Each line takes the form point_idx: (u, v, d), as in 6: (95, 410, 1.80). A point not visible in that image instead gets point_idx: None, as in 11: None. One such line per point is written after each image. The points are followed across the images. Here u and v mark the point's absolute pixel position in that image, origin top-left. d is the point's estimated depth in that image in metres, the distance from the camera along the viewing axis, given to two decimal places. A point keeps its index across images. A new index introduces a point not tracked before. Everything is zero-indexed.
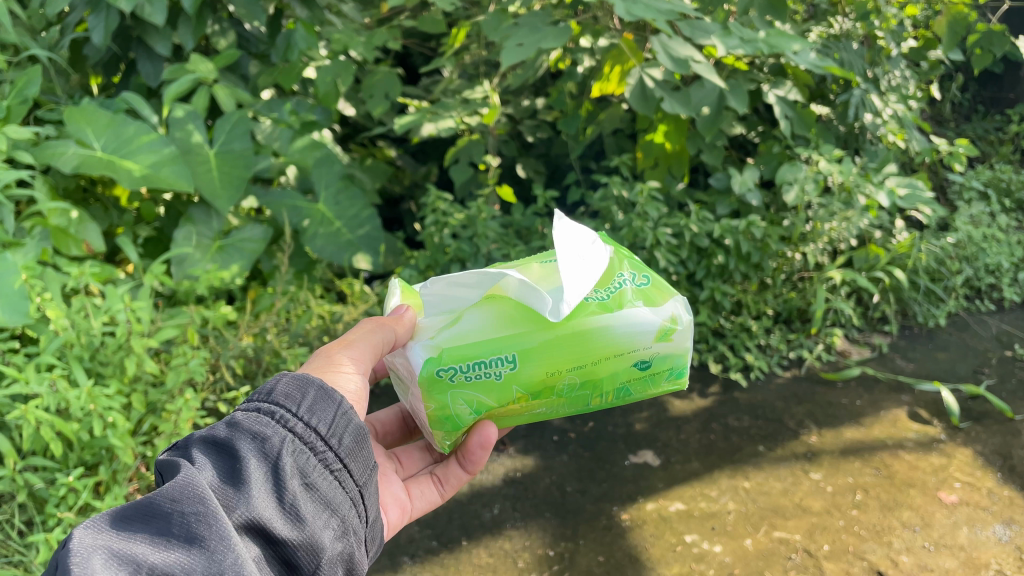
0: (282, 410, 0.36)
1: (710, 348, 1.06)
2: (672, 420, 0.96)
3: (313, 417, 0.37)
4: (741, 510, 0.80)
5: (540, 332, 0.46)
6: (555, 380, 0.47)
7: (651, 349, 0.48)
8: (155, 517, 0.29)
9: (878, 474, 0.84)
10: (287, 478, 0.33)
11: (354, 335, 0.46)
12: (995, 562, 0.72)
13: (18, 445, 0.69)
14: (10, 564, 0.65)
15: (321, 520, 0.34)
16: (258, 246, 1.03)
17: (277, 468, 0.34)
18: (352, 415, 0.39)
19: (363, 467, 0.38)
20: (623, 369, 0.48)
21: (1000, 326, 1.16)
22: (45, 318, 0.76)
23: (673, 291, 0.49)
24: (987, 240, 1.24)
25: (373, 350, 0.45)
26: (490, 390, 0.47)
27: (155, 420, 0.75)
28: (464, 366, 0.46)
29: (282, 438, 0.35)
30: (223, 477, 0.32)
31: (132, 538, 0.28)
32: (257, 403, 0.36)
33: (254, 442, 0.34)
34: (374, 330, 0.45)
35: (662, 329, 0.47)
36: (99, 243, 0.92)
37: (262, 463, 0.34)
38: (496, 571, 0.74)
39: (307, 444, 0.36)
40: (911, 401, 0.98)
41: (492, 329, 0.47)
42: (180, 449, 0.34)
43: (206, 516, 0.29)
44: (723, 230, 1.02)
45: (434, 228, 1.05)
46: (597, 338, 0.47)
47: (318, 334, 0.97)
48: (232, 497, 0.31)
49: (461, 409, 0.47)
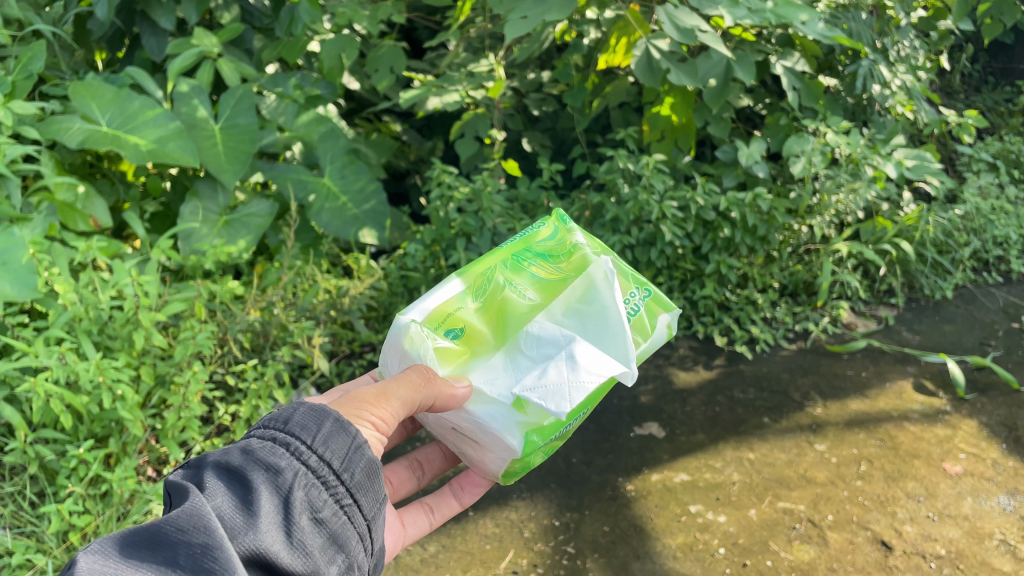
0: (296, 441, 0.34)
1: (715, 321, 1.06)
2: (677, 392, 0.96)
3: (327, 449, 0.34)
4: (746, 480, 0.80)
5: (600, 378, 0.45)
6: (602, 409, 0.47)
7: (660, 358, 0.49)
8: (162, 546, 0.27)
9: (882, 446, 0.84)
10: (297, 514, 0.32)
11: (392, 387, 0.42)
12: (999, 531, 0.72)
13: (29, 417, 0.70)
14: (23, 534, 0.66)
15: (329, 562, 0.32)
16: (265, 221, 1.03)
17: (287, 504, 0.32)
18: (367, 448, 0.36)
19: (376, 502, 0.36)
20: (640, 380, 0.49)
21: (1007, 298, 1.16)
22: (54, 292, 0.77)
23: (666, 301, 0.50)
24: (995, 212, 1.24)
25: (404, 414, 0.42)
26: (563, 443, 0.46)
27: (164, 393, 0.76)
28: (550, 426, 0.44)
29: (294, 471, 0.33)
30: (231, 508, 0.30)
31: (138, 567, 0.26)
32: (273, 430, 0.34)
33: (266, 473, 0.32)
34: (416, 395, 0.42)
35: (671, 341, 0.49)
36: (106, 218, 0.93)
37: (271, 497, 0.32)
38: (503, 541, 0.74)
39: (319, 478, 0.34)
40: (917, 372, 0.98)
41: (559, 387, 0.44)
42: (192, 469, 0.33)
43: (214, 548, 0.28)
44: (729, 202, 1.02)
45: (439, 202, 1.05)
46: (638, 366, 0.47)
47: (325, 308, 0.97)
48: (241, 527, 0.30)
49: (537, 460, 0.46)
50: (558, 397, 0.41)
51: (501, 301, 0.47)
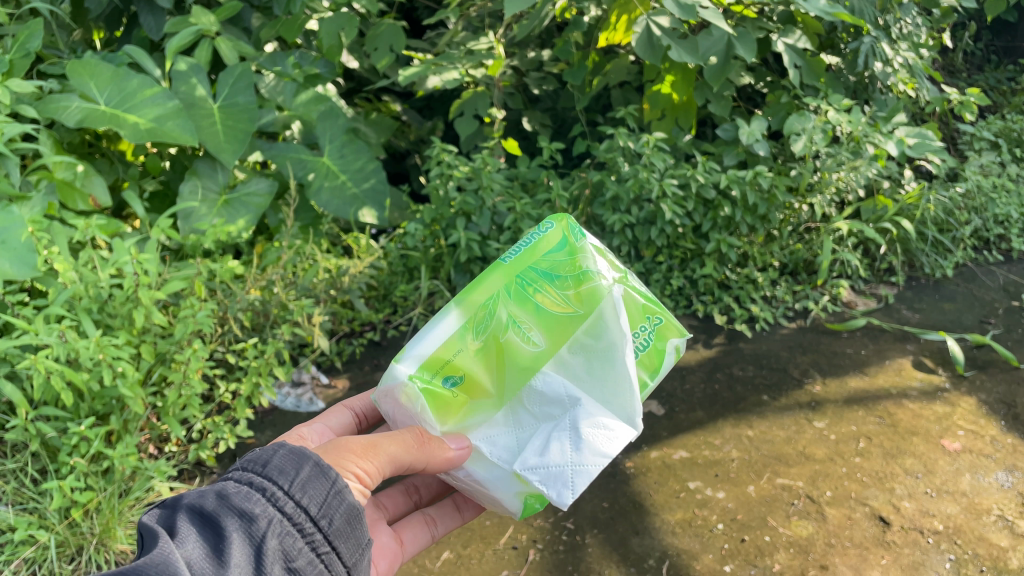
0: (272, 487, 0.34)
1: (715, 300, 1.06)
2: (676, 370, 0.97)
3: (305, 495, 0.35)
4: (745, 457, 0.81)
5: None
6: None
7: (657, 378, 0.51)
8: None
9: (881, 423, 0.85)
10: (269, 562, 0.32)
11: (381, 442, 0.42)
12: (996, 507, 0.73)
13: (30, 395, 0.70)
14: (25, 510, 0.66)
15: None
16: (265, 200, 1.03)
17: (260, 552, 0.32)
18: (347, 494, 0.37)
19: (357, 549, 0.37)
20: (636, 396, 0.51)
21: (1007, 276, 1.16)
22: (54, 271, 0.77)
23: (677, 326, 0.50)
24: (996, 190, 1.23)
25: (390, 469, 0.42)
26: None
27: (164, 370, 0.76)
28: None
29: (269, 517, 0.33)
30: (202, 555, 0.30)
31: None
32: (250, 475, 0.34)
33: (242, 518, 0.33)
34: (405, 457, 0.43)
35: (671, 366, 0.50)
36: (106, 197, 0.93)
37: (245, 544, 0.32)
38: (503, 517, 0.75)
39: (295, 525, 0.34)
40: (916, 350, 0.98)
41: None
42: (167, 509, 0.33)
43: None
44: (730, 180, 1.02)
45: (439, 180, 1.05)
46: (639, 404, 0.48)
47: (325, 287, 0.97)
48: (213, 574, 0.30)
49: None
50: (560, 482, 0.43)
51: (503, 342, 0.46)
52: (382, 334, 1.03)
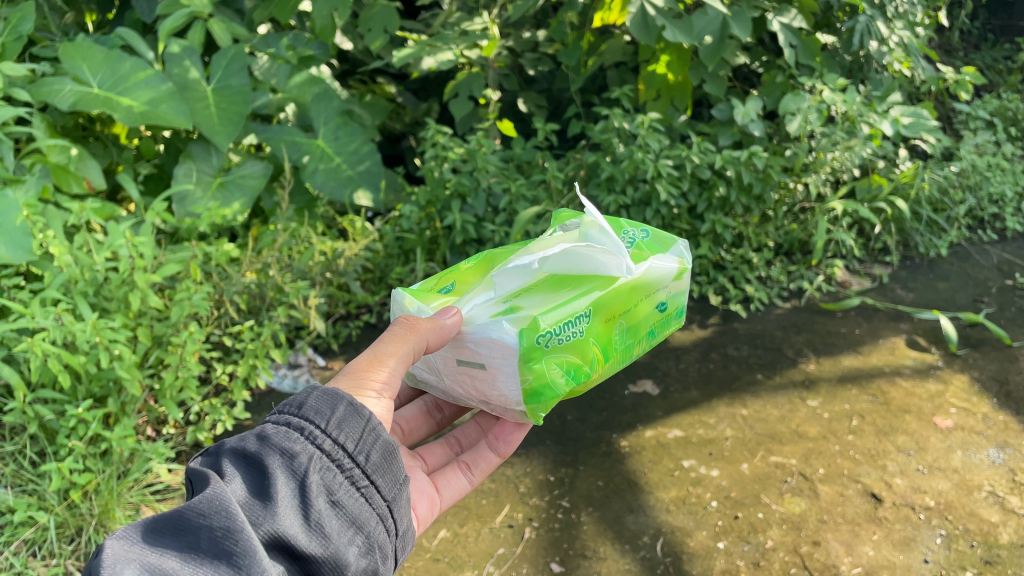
0: (308, 426, 0.35)
1: (710, 280, 1.06)
2: (671, 350, 0.97)
3: (341, 432, 0.35)
4: (738, 436, 0.81)
5: (600, 285, 0.47)
6: (612, 323, 0.47)
7: (669, 288, 0.51)
8: (186, 530, 0.29)
9: (874, 401, 0.85)
10: (314, 497, 0.33)
11: (382, 350, 0.42)
12: (987, 483, 0.73)
13: (27, 378, 0.70)
14: (25, 492, 0.67)
15: (348, 543, 0.33)
16: (259, 182, 1.03)
17: (304, 487, 0.33)
18: (382, 429, 0.37)
19: (395, 483, 0.37)
20: (651, 313, 0.51)
21: (1001, 255, 1.16)
22: (50, 255, 0.77)
23: (669, 241, 0.53)
24: (991, 169, 1.23)
25: (402, 369, 0.42)
26: (575, 348, 0.45)
27: (161, 353, 0.77)
28: (556, 328, 0.44)
29: (309, 455, 0.34)
30: (247, 494, 0.31)
31: (162, 553, 0.28)
32: (286, 416, 0.35)
33: (282, 458, 0.33)
34: (407, 346, 0.42)
35: (678, 270, 0.51)
36: (101, 180, 0.92)
37: (288, 480, 0.33)
38: (499, 495, 0.76)
39: (333, 462, 0.34)
40: (910, 329, 0.99)
41: (553, 295, 0.46)
42: (211, 455, 0.34)
43: (234, 530, 0.29)
44: (725, 160, 1.01)
45: (433, 162, 1.04)
46: (642, 277, 0.48)
47: (320, 270, 0.97)
48: (259, 512, 0.31)
49: (557, 378, 0.44)
50: None
51: (494, 252, 0.51)
52: (378, 316, 1.04)
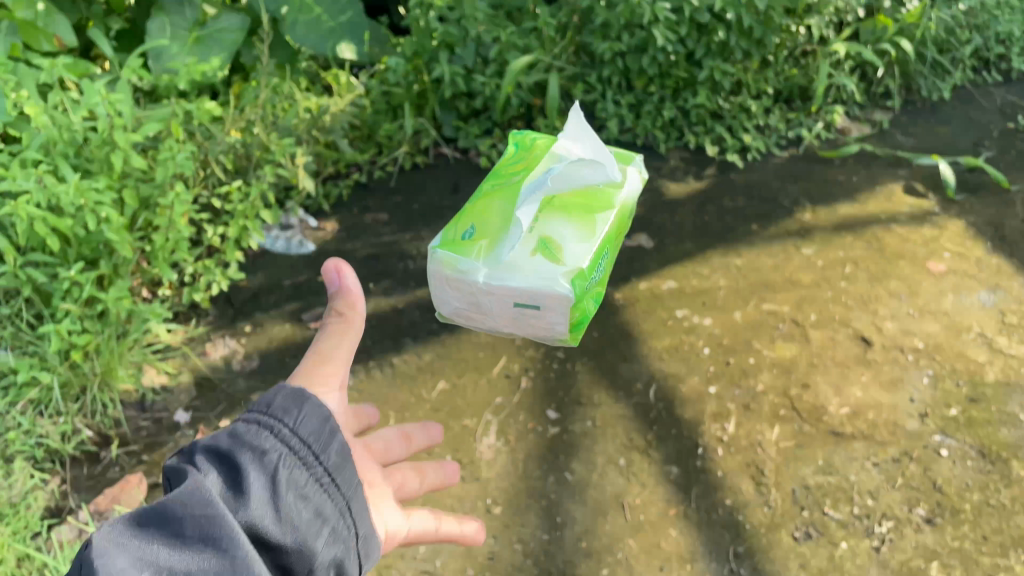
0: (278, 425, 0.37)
1: (708, 130, 1.04)
2: (668, 203, 0.95)
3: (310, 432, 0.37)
4: (732, 286, 0.82)
5: (609, 211, 0.57)
6: (615, 238, 0.58)
7: (635, 188, 0.62)
8: (168, 522, 0.32)
9: (868, 248, 0.86)
10: (283, 490, 0.35)
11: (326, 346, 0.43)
12: (978, 324, 0.77)
13: (16, 242, 0.70)
14: (27, 354, 0.70)
15: (317, 531, 0.36)
16: (239, 36, 0.99)
17: (274, 481, 0.35)
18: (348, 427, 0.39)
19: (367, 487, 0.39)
20: (628, 215, 0.61)
21: (1005, 98, 1.13)
22: (26, 116, 0.75)
23: (626, 156, 0.64)
24: (1002, 7, 1.19)
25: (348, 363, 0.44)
26: (599, 283, 0.56)
27: (149, 215, 0.76)
28: (591, 266, 0.53)
29: (278, 450, 0.36)
30: (222, 490, 0.34)
31: (149, 543, 0.31)
32: (257, 414, 0.37)
33: (252, 457, 0.36)
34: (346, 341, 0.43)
35: (639, 175, 0.63)
36: (71, 37, 0.88)
37: (259, 477, 0.35)
38: (495, 348, 0.78)
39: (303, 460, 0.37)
40: (908, 176, 0.97)
41: (578, 229, 0.55)
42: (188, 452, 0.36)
43: (206, 535, 0.32)
44: (727, 3, 0.97)
45: (419, 11, 1.00)
46: (626, 196, 0.59)
47: (308, 127, 0.95)
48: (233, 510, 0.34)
49: (590, 305, 0.55)
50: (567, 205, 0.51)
51: (491, 197, 0.58)
52: (371, 176, 1.01)
